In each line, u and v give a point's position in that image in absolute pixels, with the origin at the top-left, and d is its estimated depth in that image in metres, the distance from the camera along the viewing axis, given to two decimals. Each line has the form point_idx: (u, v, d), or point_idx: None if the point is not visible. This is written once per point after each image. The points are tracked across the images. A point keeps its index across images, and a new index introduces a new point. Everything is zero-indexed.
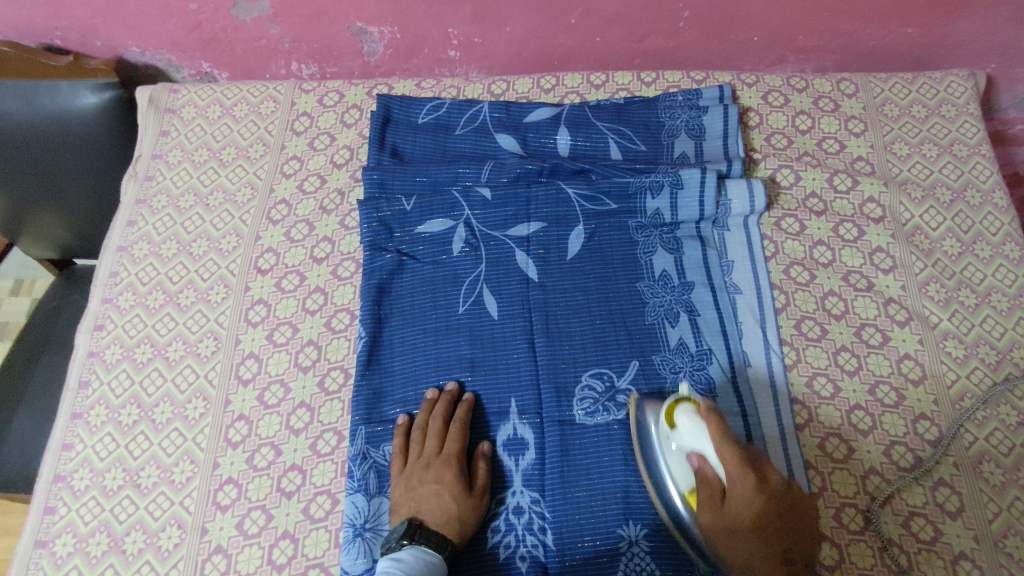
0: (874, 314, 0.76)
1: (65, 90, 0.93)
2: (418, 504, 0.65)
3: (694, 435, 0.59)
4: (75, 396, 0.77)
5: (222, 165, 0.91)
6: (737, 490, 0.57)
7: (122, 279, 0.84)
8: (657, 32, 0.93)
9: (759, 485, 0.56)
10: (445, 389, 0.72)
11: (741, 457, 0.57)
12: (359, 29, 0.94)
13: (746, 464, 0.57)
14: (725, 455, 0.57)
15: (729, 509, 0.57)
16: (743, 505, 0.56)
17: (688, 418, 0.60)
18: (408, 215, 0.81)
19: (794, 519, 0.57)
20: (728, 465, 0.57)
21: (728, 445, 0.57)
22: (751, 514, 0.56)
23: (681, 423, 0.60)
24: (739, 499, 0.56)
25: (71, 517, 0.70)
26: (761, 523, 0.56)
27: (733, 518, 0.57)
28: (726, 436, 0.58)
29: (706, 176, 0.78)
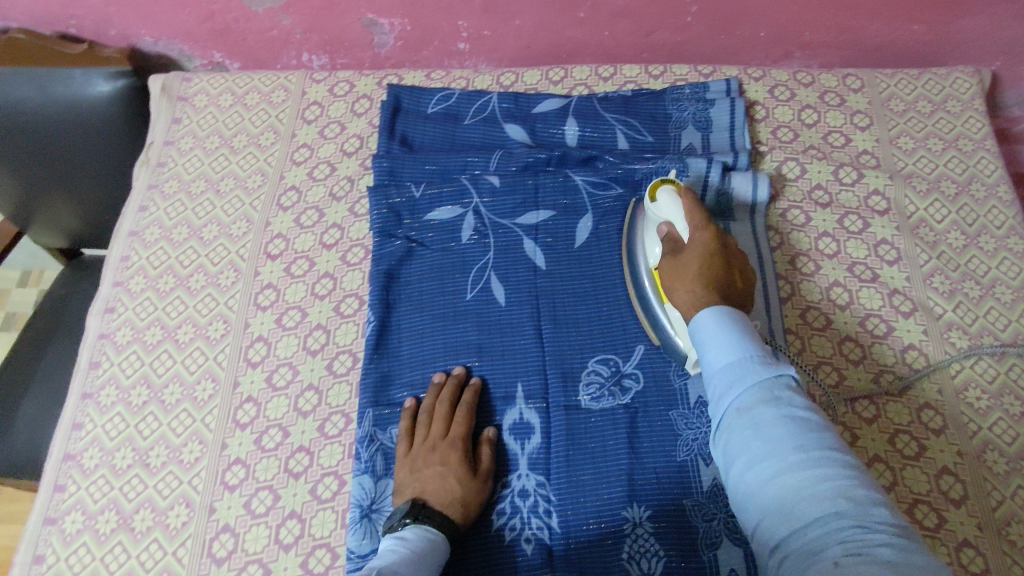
0: (878, 305, 0.77)
1: (78, 77, 0.95)
2: (423, 485, 0.66)
3: (670, 205, 0.70)
4: (86, 377, 0.78)
5: (232, 152, 0.92)
6: (696, 237, 0.67)
7: (133, 263, 0.85)
8: (665, 27, 0.94)
9: (714, 237, 0.67)
10: (452, 373, 0.72)
11: (705, 215, 0.68)
12: (369, 21, 0.95)
13: (708, 222, 0.68)
14: (692, 214, 0.68)
15: (686, 253, 0.67)
16: (697, 247, 0.66)
17: (668, 194, 0.70)
18: (417, 203, 0.82)
19: (733, 271, 0.67)
20: (693, 220, 0.68)
21: (697, 207, 0.68)
22: (703, 254, 0.66)
23: (661, 197, 0.71)
24: (695, 243, 0.67)
25: (81, 495, 0.71)
26: (709, 264, 0.65)
27: (687, 259, 0.66)
28: (695, 202, 0.69)
29: (712, 163, 0.80)
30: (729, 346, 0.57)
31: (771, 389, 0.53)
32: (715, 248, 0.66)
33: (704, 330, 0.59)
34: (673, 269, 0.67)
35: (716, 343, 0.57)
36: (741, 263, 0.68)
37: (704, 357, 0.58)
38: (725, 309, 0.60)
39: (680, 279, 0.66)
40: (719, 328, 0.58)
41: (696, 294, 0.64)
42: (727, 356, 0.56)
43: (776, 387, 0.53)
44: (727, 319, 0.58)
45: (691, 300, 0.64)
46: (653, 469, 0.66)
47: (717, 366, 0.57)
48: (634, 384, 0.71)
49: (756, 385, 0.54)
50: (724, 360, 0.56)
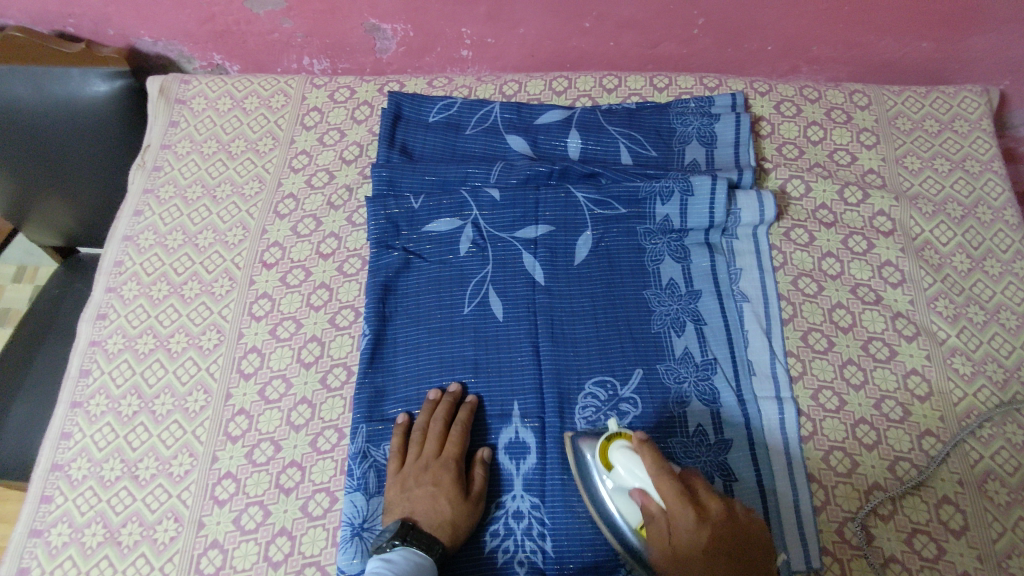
0: (881, 328, 0.76)
1: (76, 77, 0.94)
2: (413, 505, 0.65)
3: (633, 471, 0.59)
4: (75, 385, 0.77)
5: (230, 157, 0.91)
6: (679, 526, 0.55)
7: (126, 268, 0.84)
8: (671, 39, 0.93)
9: (700, 520, 0.54)
10: (448, 390, 0.71)
11: (676, 486, 0.55)
12: (372, 26, 0.94)
13: (683, 493, 0.55)
14: (662, 488, 0.56)
15: (678, 547, 0.55)
16: (685, 541, 0.54)
17: (627, 456, 0.59)
18: (415, 214, 0.80)
19: (742, 548, 0.54)
20: (667, 498, 0.55)
21: (664, 476, 0.56)
22: (695, 546, 0.54)
23: (619, 461, 0.60)
24: (684, 538, 0.54)
25: (68, 507, 0.70)
26: (709, 551, 0.53)
27: (682, 553, 0.54)
28: (658, 465, 0.57)
29: (717, 184, 0.78)
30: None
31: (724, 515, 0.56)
32: (705, 526, 0.54)
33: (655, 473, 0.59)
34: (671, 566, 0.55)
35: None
36: (743, 518, 0.56)
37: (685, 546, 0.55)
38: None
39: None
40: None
41: None
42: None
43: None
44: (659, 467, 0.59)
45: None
46: None
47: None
48: (631, 408, 0.70)
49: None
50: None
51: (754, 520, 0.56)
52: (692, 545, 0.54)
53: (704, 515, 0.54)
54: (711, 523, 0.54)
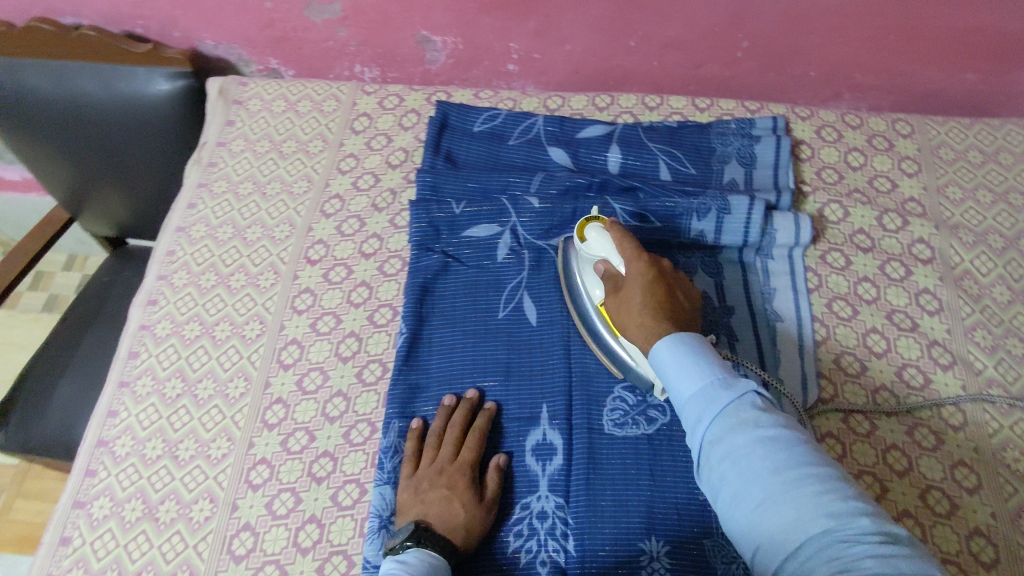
0: (916, 355, 0.75)
1: (142, 75, 0.98)
2: (426, 508, 0.65)
3: (602, 240, 0.70)
4: (124, 366, 0.80)
5: (281, 157, 0.94)
6: (633, 270, 0.66)
7: (178, 258, 0.87)
8: (714, 60, 0.95)
9: (650, 266, 0.66)
10: (465, 397, 0.72)
11: (636, 245, 0.68)
12: (423, 38, 0.97)
13: (641, 250, 0.67)
14: (624, 246, 0.68)
15: (628, 287, 0.66)
16: (635, 278, 0.66)
17: (597, 230, 0.71)
18: (456, 219, 0.83)
19: (676, 292, 0.66)
20: (626, 253, 0.68)
21: (627, 238, 0.68)
22: (644, 281, 0.65)
23: (590, 234, 0.71)
24: (636, 276, 0.66)
25: (110, 482, 0.73)
26: (653, 290, 0.64)
27: (630, 292, 0.65)
28: (625, 233, 0.69)
29: (754, 204, 0.79)
30: (694, 373, 0.55)
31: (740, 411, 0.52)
32: (653, 274, 0.66)
33: (665, 361, 0.57)
34: (618, 305, 0.66)
35: (681, 370, 0.56)
36: (679, 286, 0.68)
37: (674, 393, 0.56)
38: (693, 365, 0.56)
39: (630, 310, 0.64)
40: (685, 355, 0.56)
41: (648, 324, 0.62)
42: (696, 384, 0.55)
43: (743, 410, 0.52)
44: (686, 345, 0.57)
45: (646, 324, 0.62)
46: (673, 501, 0.66)
47: (686, 394, 0.55)
48: (659, 415, 0.70)
49: (732, 403, 0.53)
50: (692, 389, 0.55)
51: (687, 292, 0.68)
52: (639, 286, 0.65)
53: (654, 270, 0.66)
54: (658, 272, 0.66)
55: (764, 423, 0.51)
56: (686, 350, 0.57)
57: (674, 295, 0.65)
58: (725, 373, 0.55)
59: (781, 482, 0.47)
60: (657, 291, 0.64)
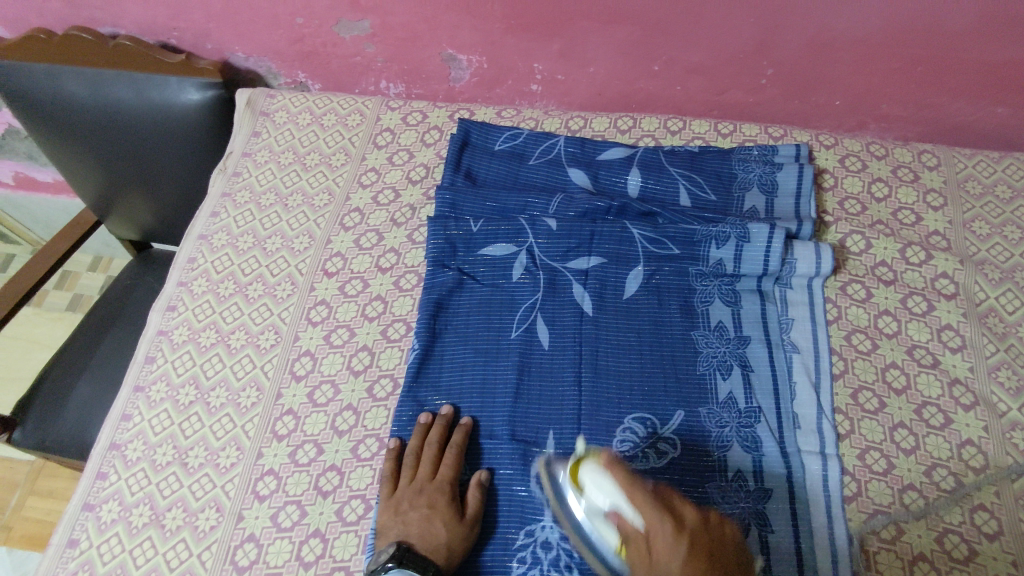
0: (936, 394, 0.73)
1: (173, 85, 1.00)
2: (408, 528, 0.66)
3: (601, 487, 0.56)
4: (140, 370, 0.81)
5: (304, 169, 0.95)
6: (656, 533, 0.50)
7: (198, 265, 0.89)
8: (739, 87, 0.94)
9: (679, 528, 0.50)
10: (440, 413, 0.73)
11: (650, 493, 0.52)
12: (449, 56, 0.98)
13: (657, 499, 0.52)
14: (637, 498, 0.52)
15: (658, 558, 0.49)
16: (664, 542, 0.49)
17: (593, 472, 0.57)
18: (473, 237, 0.83)
19: (723, 559, 0.49)
20: (643, 507, 0.52)
21: (637, 484, 0.53)
22: (677, 552, 0.49)
23: (587, 480, 0.58)
24: (664, 550, 0.49)
25: (119, 486, 0.73)
26: (691, 557, 0.48)
27: (661, 563, 0.49)
28: (626, 472, 0.55)
29: (775, 232, 0.77)
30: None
31: None
32: (682, 530, 0.50)
33: None
34: None
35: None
36: (723, 532, 0.52)
37: None
38: None
39: None
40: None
41: None
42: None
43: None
44: None
45: None
46: None
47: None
48: (669, 449, 0.69)
49: None
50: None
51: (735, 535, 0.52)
52: (673, 551, 0.49)
53: (681, 526, 0.50)
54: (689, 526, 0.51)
55: None
56: None
57: (720, 554, 0.49)
58: None
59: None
60: (698, 555, 0.48)
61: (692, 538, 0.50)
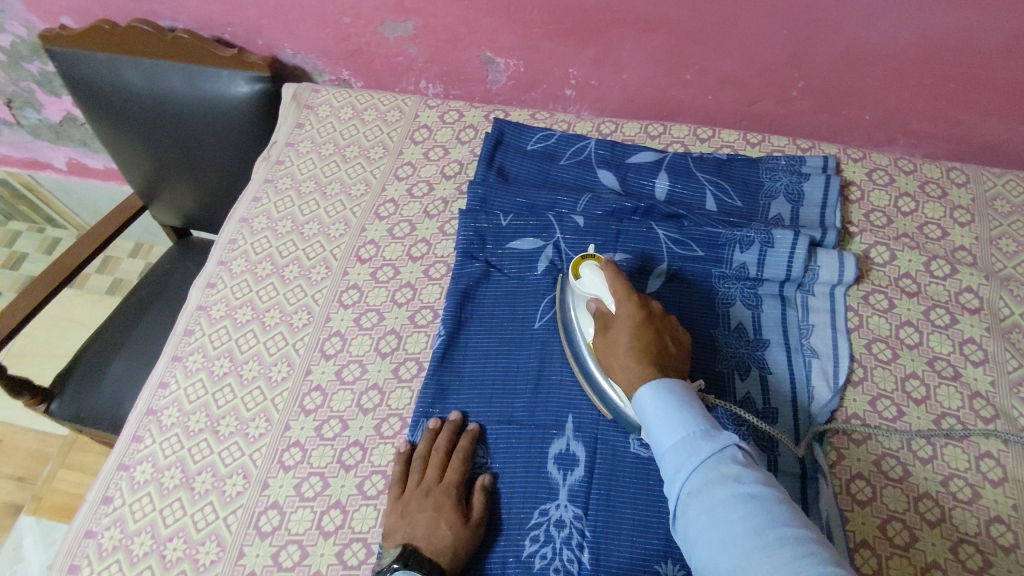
0: (957, 406, 0.73)
1: (224, 78, 1.05)
2: (412, 530, 0.65)
3: (595, 281, 0.70)
4: (179, 341, 0.85)
5: (344, 160, 0.99)
6: (622, 313, 0.67)
7: (239, 246, 0.93)
8: (769, 98, 0.96)
9: (640, 311, 0.67)
10: (449, 419, 0.73)
11: (627, 287, 0.68)
12: (487, 59, 1.02)
13: (633, 293, 0.68)
14: (617, 288, 0.68)
15: (617, 330, 0.67)
16: (625, 320, 0.67)
17: (592, 271, 0.71)
18: (502, 230, 0.86)
19: (665, 337, 0.67)
20: (619, 295, 0.68)
21: (620, 280, 0.69)
22: (632, 324, 0.66)
23: (585, 274, 0.71)
24: (624, 322, 0.66)
25: (153, 449, 0.77)
26: (641, 334, 0.65)
27: (618, 334, 0.66)
28: (618, 274, 0.69)
29: (798, 239, 0.79)
30: (677, 423, 0.56)
31: (717, 466, 0.52)
32: (641, 315, 0.67)
33: (649, 410, 0.58)
34: (606, 346, 0.67)
35: (666, 419, 0.57)
36: (669, 326, 0.68)
37: (652, 437, 0.58)
38: (678, 396, 0.58)
39: (617, 355, 0.65)
40: (662, 397, 0.58)
41: (636, 371, 0.63)
42: (678, 434, 0.55)
43: (724, 464, 0.52)
44: (671, 396, 0.58)
45: (632, 374, 0.63)
46: None
47: (666, 445, 0.56)
48: None
49: (712, 457, 0.53)
50: (674, 439, 0.55)
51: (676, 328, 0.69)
52: (629, 328, 0.66)
53: (641, 314, 0.67)
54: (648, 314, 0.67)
55: (741, 479, 0.51)
56: (670, 396, 0.58)
57: (663, 336, 0.66)
58: (707, 423, 0.56)
59: (762, 534, 0.47)
60: (646, 332, 0.65)
61: (647, 321, 0.66)
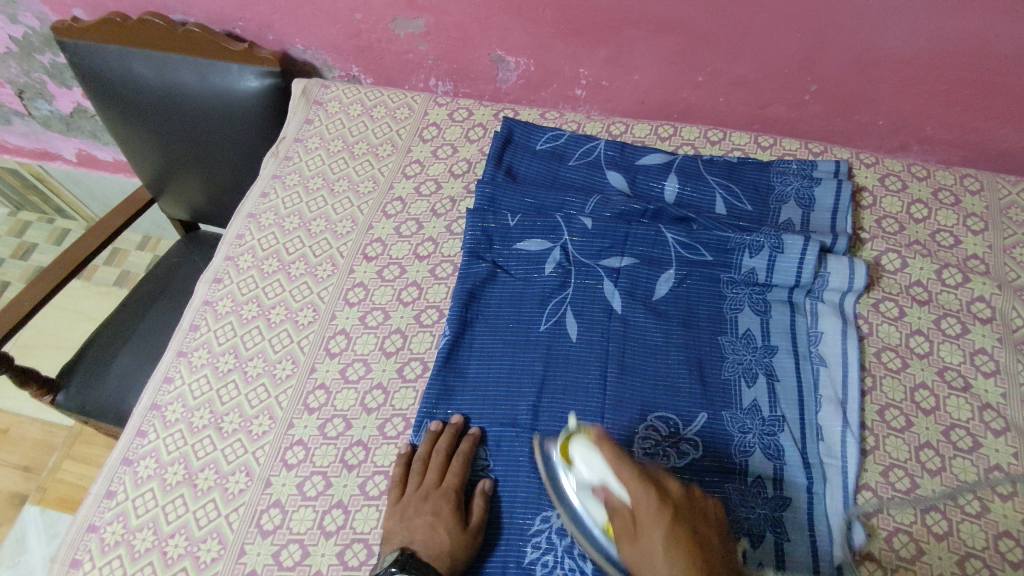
0: (966, 417, 0.72)
1: (234, 72, 1.05)
2: (411, 535, 0.66)
3: (596, 466, 0.60)
4: (184, 337, 0.85)
5: (352, 157, 0.99)
6: (642, 509, 0.55)
7: (246, 242, 0.92)
8: (781, 101, 0.95)
9: (662, 501, 0.55)
10: (450, 423, 0.73)
11: (636, 468, 0.57)
12: (498, 57, 1.01)
13: (646, 478, 0.56)
14: (624, 475, 0.57)
15: (643, 532, 0.55)
16: (650, 519, 0.54)
17: (587, 454, 0.61)
18: (510, 231, 0.85)
19: (702, 528, 0.55)
20: (630, 484, 0.56)
21: (624, 462, 0.57)
22: (661, 523, 0.54)
23: (579, 458, 0.61)
24: (646, 520, 0.54)
25: (157, 444, 0.77)
26: (674, 532, 0.54)
27: (648, 540, 0.54)
28: (619, 453, 0.58)
29: (808, 245, 0.78)
30: None
31: None
32: (664, 506, 0.55)
33: None
34: (637, 555, 0.54)
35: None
36: (697, 507, 0.57)
37: None
38: None
39: (654, 568, 0.53)
40: None
41: None
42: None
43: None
44: None
45: None
46: None
47: None
48: (690, 450, 0.70)
49: None
50: None
51: (706, 502, 0.58)
52: (657, 526, 0.54)
53: (665, 504, 0.55)
54: (669, 500, 0.56)
55: None
56: None
57: (694, 522, 0.55)
58: None
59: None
60: (678, 528, 0.54)
61: (673, 511, 0.55)
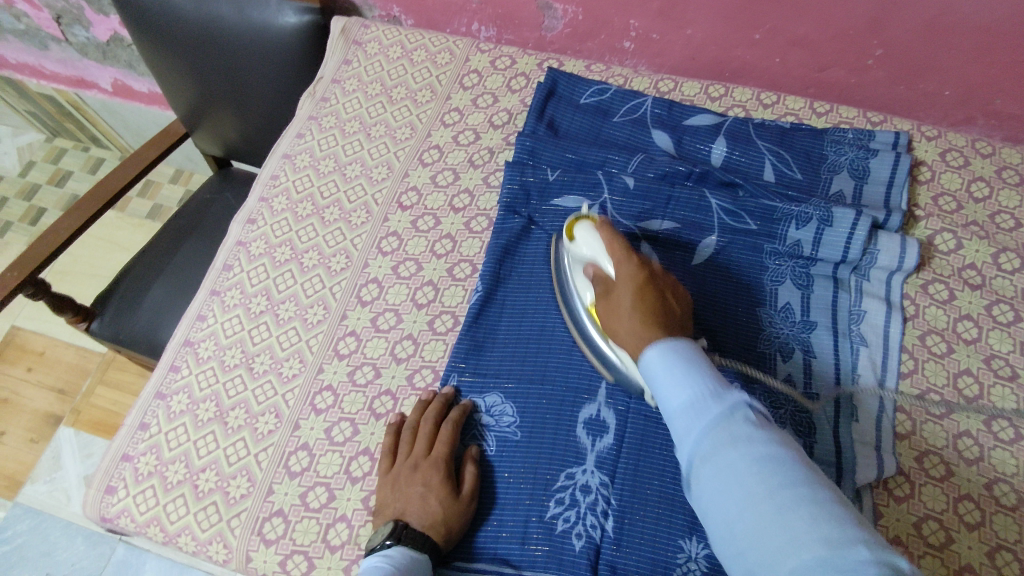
0: (1010, 408, 0.70)
1: (272, 7, 1.00)
2: (405, 505, 0.65)
3: (589, 244, 0.70)
4: (218, 276, 0.85)
5: (390, 101, 0.97)
6: (621, 276, 0.66)
7: (281, 183, 0.92)
8: (842, 65, 0.90)
9: (638, 270, 0.65)
10: (440, 392, 0.72)
11: (624, 246, 0.67)
12: (545, 4, 0.97)
13: (629, 254, 0.67)
14: (612, 250, 0.67)
15: (618, 292, 0.65)
16: (625, 281, 0.65)
17: (584, 235, 0.71)
18: (548, 185, 0.83)
19: (668, 296, 0.65)
20: (615, 257, 0.67)
21: (615, 240, 0.68)
22: (633, 285, 0.64)
23: (578, 237, 0.71)
24: (623, 283, 0.65)
25: (190, 379, 0.78)
26: (642, 293, 0.63)
27: (620, 297, 0.64)
28: (612, 235, 0.69)
29: (860, 219, 0.75)
30: (682, 384, 0.53)
31: (728, 426, 0.49)
32: (640, 275, 0.65)
33: (655, 373, 0.56)
34: (609, 310, 0.65)
35: (670, 381, 0.54)
36: (671, 286, 0.66)
37: (661, 399, 0.55)
38: (683, 352, 0.56)
39: (620, 318, 0.63)
40: (676, 358, 0.55)
41: (638, 331, 0.61)
42: (683, 395, 0.53)
43: (733, 424, 0.49)
44: (676, 356, 0.56)
45: (637, 334, 0.61)
46: None
47: (674, 406, 0.53)
48: None
49: (722, 417, 0.50)
50: (681, 400, 0.53)
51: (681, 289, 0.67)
52: (630, 288, 0.64)
53: (639, 275, 0.65)
54: (646, 273, 0.66)
55: (756, 438, 0.47)
56: (680, 358, 0.55)
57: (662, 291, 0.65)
58: (716, 382, 0.53)
59: (774, 493, 0.44)
60: (648, 291, 0.64)
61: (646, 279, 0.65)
